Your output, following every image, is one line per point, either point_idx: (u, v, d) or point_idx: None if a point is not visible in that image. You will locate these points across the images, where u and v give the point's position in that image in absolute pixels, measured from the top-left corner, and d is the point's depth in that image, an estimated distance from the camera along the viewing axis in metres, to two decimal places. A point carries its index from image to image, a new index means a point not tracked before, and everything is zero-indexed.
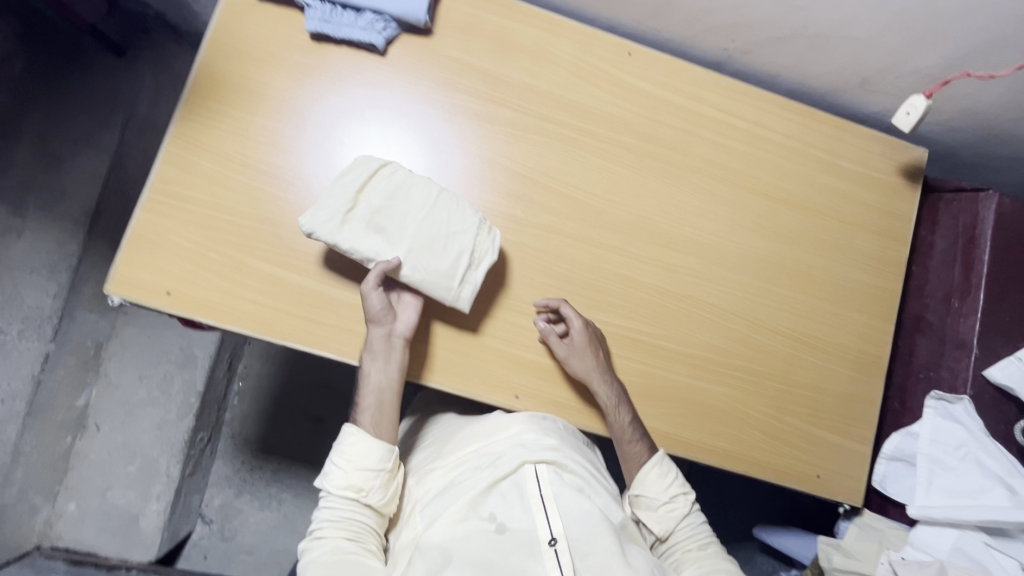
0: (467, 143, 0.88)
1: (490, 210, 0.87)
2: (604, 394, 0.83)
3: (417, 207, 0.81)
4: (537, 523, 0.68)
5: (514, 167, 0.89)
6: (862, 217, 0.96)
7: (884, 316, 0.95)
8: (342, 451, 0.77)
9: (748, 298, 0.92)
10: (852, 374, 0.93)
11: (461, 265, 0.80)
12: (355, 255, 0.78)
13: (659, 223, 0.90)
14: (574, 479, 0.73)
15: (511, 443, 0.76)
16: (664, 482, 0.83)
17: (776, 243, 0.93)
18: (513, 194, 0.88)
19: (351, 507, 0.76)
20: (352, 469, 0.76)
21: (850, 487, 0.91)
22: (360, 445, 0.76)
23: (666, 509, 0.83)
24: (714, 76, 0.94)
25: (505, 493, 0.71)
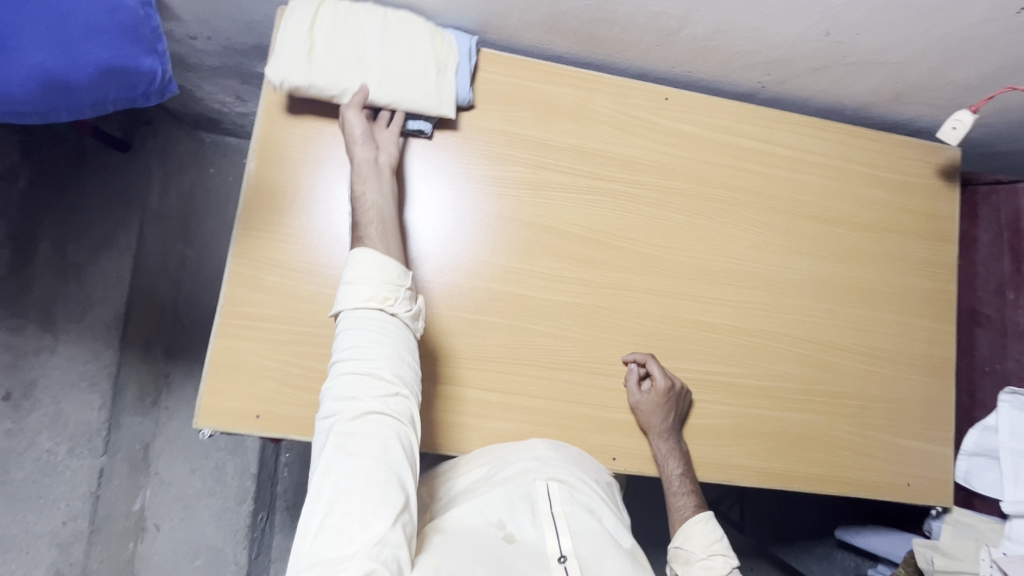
0: (523, 211, 0.88)
1: (557, 275, 0.88)
2: (660, 450, 0.84)
3: (371, 28, 0.78)
4: (545, 537, 0.72)
5: (572, 229, 0.89)
6: (909, 223, 0.98)
7: (944, 316, 0.97)
8: (360, 267, 0.69)
9: (816, 322, 0.93)
10: (925, 379, 0.95)
11: (432, 71, 0.79)
12: (328, 89, 0.77)
13: (720, 263, 0.92)
14: (584, 496, 0.77)
15: (526, 456, 0.80)
16: (709, 540, 0.80)
17: (834, 263, 0.95)
18: (576, 256, 0.89)
19: (375, 323, 0.67)
20: (375, 285, 0.68)
21: (939, 489, 0.93)
22: (374, 258, 0.70)
23: (703, 567, 0.79)
24: (750, 109, 0.95)
25: (517, 507, 0.74)
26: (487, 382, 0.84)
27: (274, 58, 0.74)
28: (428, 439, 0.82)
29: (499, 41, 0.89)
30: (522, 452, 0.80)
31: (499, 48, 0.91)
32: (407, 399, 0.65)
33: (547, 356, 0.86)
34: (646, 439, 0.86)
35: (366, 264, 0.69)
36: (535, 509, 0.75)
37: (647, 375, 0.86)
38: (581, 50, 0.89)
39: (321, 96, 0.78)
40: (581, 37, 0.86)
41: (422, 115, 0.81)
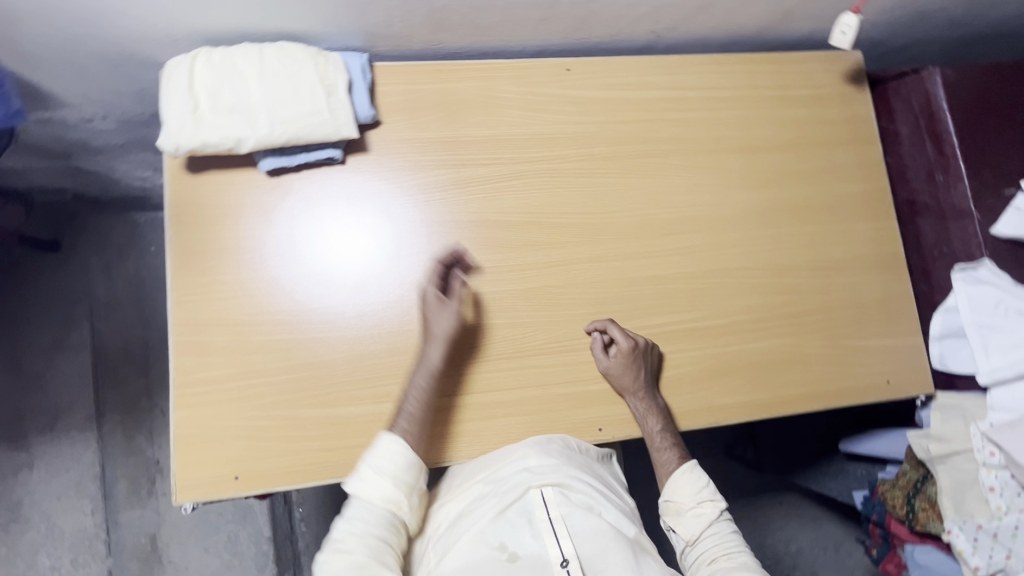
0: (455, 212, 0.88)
1: (503, 265, 0.88)
2: (638, 408, 0.85)
3: (248, 68, 0.76)
4: (549, 547, 0.71)
5: (507, 218, 0.89)
6: (830, 133, 1.00)
7: (883, 213, 0.99)
8: (377, 454, 0.74)
9: (764, 249, 0.95)
10: (880, 278, 0.97)
11: (321, 95, 0.78)
12: (225, 142, 0.76)
13: (658, 214, 0.93)
14: (580, 496, 0.77)
15: (517, 469, 0.79)
16: (697, 488, 0.83)
17: (768, 188, 0.96)
18: (518, 242, 0.89)
19: (382, 516, 0.72)
20: (392, 475, 0.73)
21: (918, 377, 0.96)
22: (404, 456, 0.74)
23: (695, 514, 0.82)
24: (651, 60, 0.96)
25: (514, 522, 0.73)
26: (459, 386, 0.84)
27: (163, 118, 0.74)
28: None
29: (390, 52, 0.89)
30: (512, 466, 0.79)
31: (393, 59, 0.91)
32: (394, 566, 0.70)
33: (512, 347, 0.86)
34: (624, 401, 0.86)
35: (384, 451, 0.74)
36: (534, 520, 0.74)
37: (611, 341, 0.87)
38: (472, 42, 0.90)
39: (223, 152, 0.77)
40: (468, 29, 0.86)
41: (325, 141, 0.80)
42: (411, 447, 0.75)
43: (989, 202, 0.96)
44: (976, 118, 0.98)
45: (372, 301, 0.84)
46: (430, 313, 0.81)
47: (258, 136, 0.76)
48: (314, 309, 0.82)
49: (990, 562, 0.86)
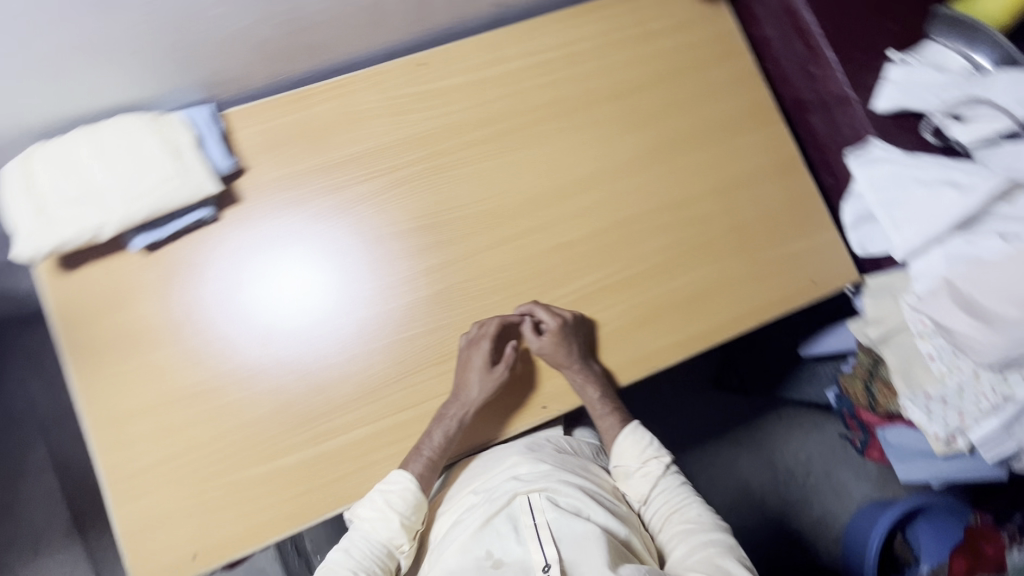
0: (377, 222, 0.88)
1: (421, 267, 0.88)
2: (575, 380, 0.86)
3: (86, 153, 0.74)
4: (532, 549, 0.74)
5: (418, 219, 0.89)
6: (699, 56, 1.00)
7: (769, 120, 1.00)
8: (389, 491, 0.78)
9: (661, 187, 0.94)
10: (781, 183, 0.97)
11: (169, 159, 0.76)
12: (83, 232, 0.74)
13: (549, 182, 0.92)
14: (570, 502, 0.81)
15: (506, 478, 0.86)
16: (641, 448, 0.89)
17: (650, 127, 0.96)
18: (430, 241, 0.89)
19: (380, 547, 0.80)
20: (399, 512, 0.79)
21: (843, 269, 0.96)
22: (414, 494, 0.78)
23: (641, 474, 0.88)
24: (501, 32, 0.95)
25: (500, 531, 0.78)
26: (396, 405, 0.83)
27: (13, 226, 0.72)
28: (366, 486, 0.81)
29: (237, 94, 0.87)
30: (502, 476, 0.86)
31: (244, 101, 0.89)
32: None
33: (439, 352, 0.86)
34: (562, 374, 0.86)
35: (398, 488, 0.78)
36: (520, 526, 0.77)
37: (541, 324, 0.86)
38: (316, 62, 0.88)
39: (86, 243, 0.75)
40: (304, 52, 0.84)
41: (189, 203, 0.78)
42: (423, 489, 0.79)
43: (866, 79, 0.95)
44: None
45: (342, 326, 0.85)
46: (472, 376, 0.82)
47: (116, 218, 0.74)
48: (230, 370, 0.81)
49: (947, 425, 0.87)
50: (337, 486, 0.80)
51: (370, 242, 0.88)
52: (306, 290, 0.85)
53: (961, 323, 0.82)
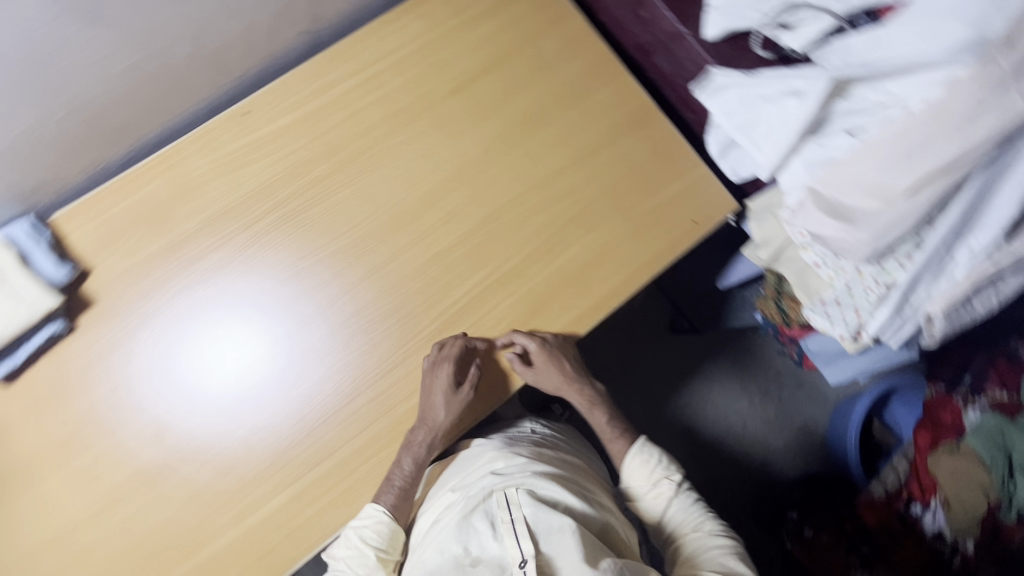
0: (280, 260, 0.87)
1: (326, 299, 0.86)
2: (580, 400, 0.95)
3: None
4: (504, 538, 0.77)
5: (314, 249, 0.87)
6: (528, 28, 0.97)
7: (614, 73, 0.98)
8: (363, 527, 0.79)
9: (522, 170, 0.93)
10: (639, 133, 0.97)
11: None
12: None
13: (409, 196, 0.90)
14: (545, 491, 0.86)
15: (485, 474, 0.92)
16: (648, 468, 0.92)
17: (496, 112, 0.94)
18: (329, 270, 0.87)
19: None
20: (375, 546, 0.80)
21: (719, 202, 0.96)
22: (388, 527, 0.80)
23: (652, 496, 0.92)
24: (318, 58, 0.92)
25: (477, 528, 0.79)
26: (310, 461, 0.82)
27: None
28: (298, 552, 0.79)
29: (62, 195, 0.84)
30: (480, 473, 0.93)
31: (74, 199, 0.86)
32: None
33: (339, 397, 0.84)
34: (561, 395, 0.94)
35: (372, 524, 0.79)
36: (495, 517, 0.81)
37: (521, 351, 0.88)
38: (134, 141, 0.85)
39: None
40: (113, 135, 0.81)
41: (29, 324, 0.75)
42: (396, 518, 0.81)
43: (691, 11, 0.94)
44: None
45: (274, 369, 0.84)
46: (438, 399, 0.82)
47: None
48: (130, 474, 0.79)
49: (847, 325, 0.90)
50: (269, 559, 0.78)
51: (260, 291, 0.86)
52: (231, 346, 0.84)
53: (829, 228, 0.83)
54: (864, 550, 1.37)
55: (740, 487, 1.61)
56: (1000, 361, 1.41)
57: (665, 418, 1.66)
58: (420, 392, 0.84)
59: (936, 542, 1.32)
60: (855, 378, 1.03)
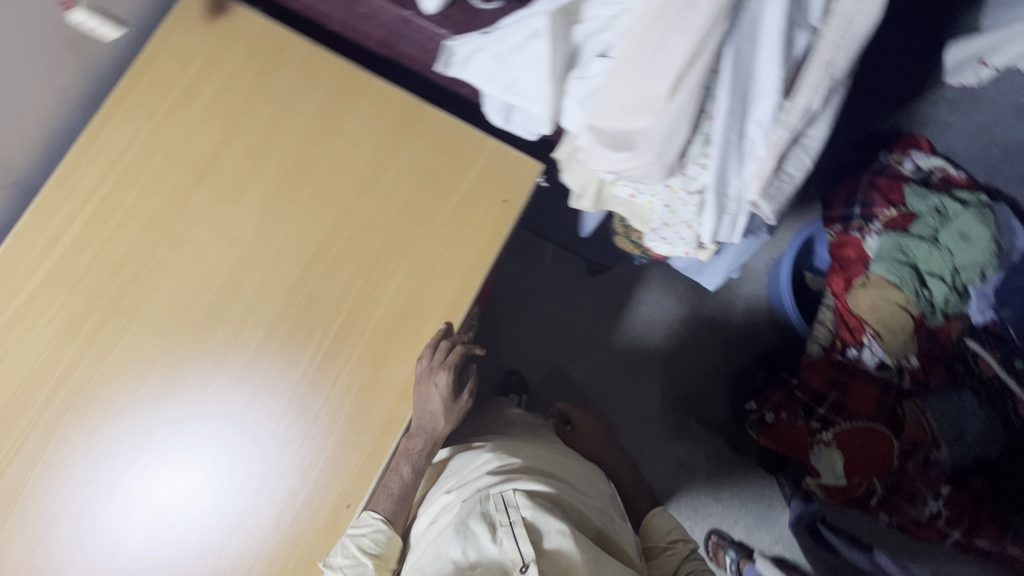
0: (101, 415, 0.78)
1: (163, 437, 0.79)
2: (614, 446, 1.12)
3: None
4: (504, 540, 0.76)
5: (128, 392, 0.79)
6: (250, 76, 0.88)
7: (361, 85, 0.90)
8: (361, 536, 0.78)
9: (306, 227, 0.85)
10: (412, 136, 0.89)
11: None
12: None
13: (197, 307, 0.82)
14: (542, 491, 0.87)
15: (480, 471, 0.92)
16: (670, 527, 1.06)
17: (252, 179, 0.86)
18: (153, 406, 0.79)
19: None
20: (373, 555, 0.78)
21: (521, 173, 0.90)
22: (387, 534, 0.80)
23: (667, 552, 1.03)
24: (34, 206, 0.81)
25: (474, 527, 0.79)
26: None
27: None
28: None
29: None
30: (477, 470, 0.93)
31: None
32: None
33: (215, 544, 0.78)
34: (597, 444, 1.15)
35: (373, 530, 0.79)
36: (494, 513, 0.80)
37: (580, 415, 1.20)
38: None
39: None
40: None
41: None
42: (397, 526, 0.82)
43: None
44: None
45: (143, 527, 0.77)
46: (438, 406, 0.82)
47: None
48: None
49: (689, 240, 0.87)
50: None
51: (112, 442, 0.78)
52: (88, 523, 0.77)
53: (619, 162, 0.78)
54: (820, 412, 1.37)
55: (713, 392, 1.68)
56: (878, 178, 1.47)
57: (622, 353, 1.71)
58: (415, 395, 0.82)
59: (881, 375, 1.38)
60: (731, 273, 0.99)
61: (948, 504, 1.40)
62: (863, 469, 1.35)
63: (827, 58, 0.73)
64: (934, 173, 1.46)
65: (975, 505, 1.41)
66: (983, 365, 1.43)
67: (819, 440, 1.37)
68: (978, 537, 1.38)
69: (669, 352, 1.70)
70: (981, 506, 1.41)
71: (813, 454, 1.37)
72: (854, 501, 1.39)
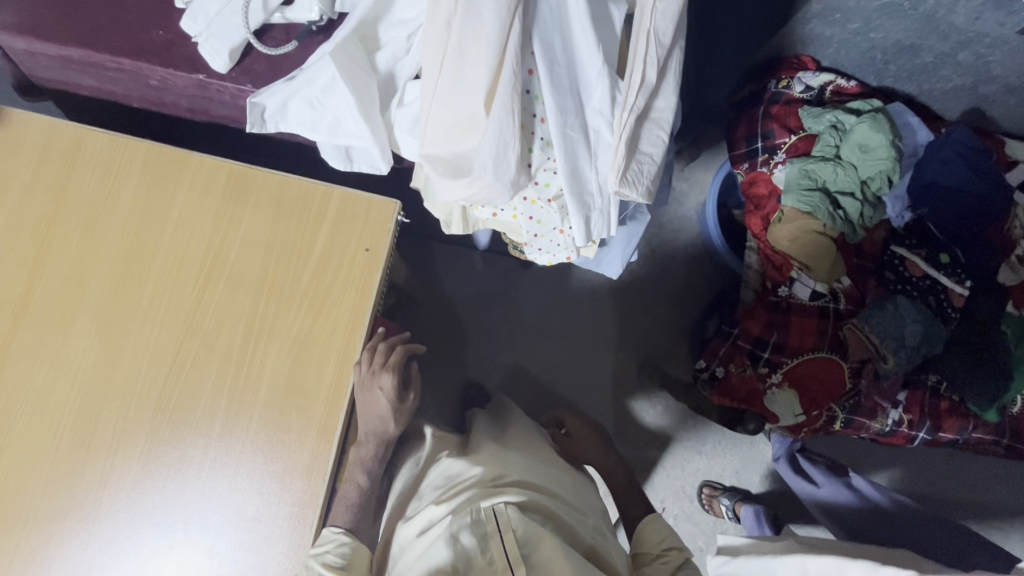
0: None
1: None
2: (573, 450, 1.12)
3: None
4: (493, 549, 0.68)
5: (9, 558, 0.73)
6: (48, 184, 0.78)
7: (175, 163, 0.81)
8: (324, 553, 0.73)
9: (154, 335, 0.78)
10: (247, 206, 0.81)
11: None
12: None
13: (58, 451, 0.75)
14: (535, 504, 0.79)
15: (470, 482, 0.85)
16: (663, 535, 0.94)
17: (81, 299, 0.77)
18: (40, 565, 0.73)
19: None
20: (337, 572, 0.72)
21: (377, 217, 0.82)
22: (353, 547, 0.74)
23: (660, 561, 0.90)
24: None
25: (461, 535, 0.69)
26: None
27: None
28: None
29: None
30: (466, 481, 0.85)
31: None
32: None
33: None
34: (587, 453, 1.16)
35: (338, 545, 0.74)
36: (484, 517, 0.71)
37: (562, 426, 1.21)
38: None
39: None
40: None
41: None
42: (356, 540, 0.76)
43: (190, 48, 0.76)
44: (77, 13, 0.75)
45: None
46: (384, 408, 0.81)
47: None
48: None
49: (566, 244, 0.81)
50: None
51: None
52: None
53: (463, 190, 0.69)
54: (765, 356, 1.36)
55: (673, 353, 1.64)
56: (772, 108, 1.43)
57: (574, 338, 1.64)
58: (360, 401, 0.81)
59: (816, 303, 1.36)
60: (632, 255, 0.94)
61: (908, 410, 1.43)
62: (820, 400, 1.34)
63: (647, 25, 0.69)
64: (824, 90, 1.44)
65: (932, 404, 1.44)
66: (911, 267, 1.44)
67: (770, 383, 1.36)
68: (941, 431, 1.44)
69: (620, 323, 1.65)
70: (939, 400, 1.45)
71: (768, 399, 1.37)
72: (819, 429, 1.42)
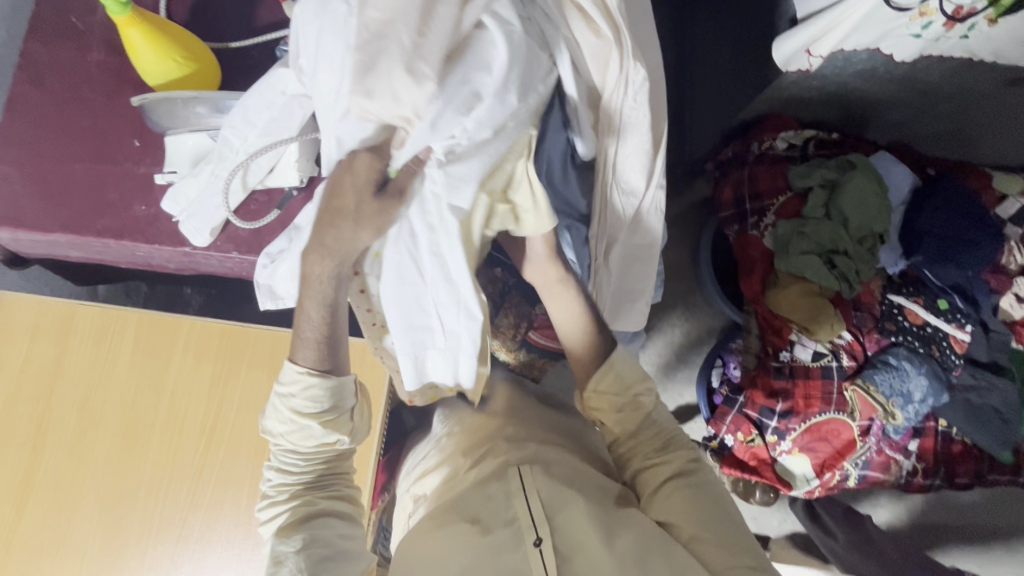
0: None
1: None
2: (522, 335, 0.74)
3: None
4: (516, 506, 0.65)
5: None
6: (43, 364, 0.79)
7: (169, 326, 0.81)
8: (292, 396, 0.66)
9: (162, 506, 0.77)
10: (245, 363, 0.81)
11: None
12: None
13: None
14: (561, 462, 0.72)
15: (499, 435, 0.78)
16: (623, 380, 0.75)
17: (83, 479, 0.77)
18: None
19: (302, 435, 0.67)
20: (315, 415, 0.67)
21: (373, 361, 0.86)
22: (323, 388, 0.66)
23: (628, 408, 0.75)
24: None
25: (489, 494, 0.67)
26: None
27: None
28: None
29: None
30: (490, 436, 0.79)
31: None
32: (289, 484, 0.68)
33: None
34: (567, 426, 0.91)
35: (307, 387, 0.66)
36: (510, 473, 0.69)
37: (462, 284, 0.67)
38: None
39: None
40: None
41: None
42: (332, 369, 0.67)
43: (173, 223, 0.76)
44: (54, 198, 0.75)
45: None
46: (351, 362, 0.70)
47: None
48: None
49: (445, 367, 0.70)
50: None
51: None
52: None
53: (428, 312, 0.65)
54: (772, 425, 1.32)
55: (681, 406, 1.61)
56: (759, 168, 1.40)
57: None
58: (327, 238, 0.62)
59: (818, 365, 1.32)
60: (569, 226, 0.72)
61: (921, 458, 1.39)
62: (830, 462, 1.33)
63: (612, 177, 0.65)
64: (808, 145, 1.41)
65: (945, 448, 1.39)
66: (911, 316, 1.37)
67: (779, 451, 1.34)
68: (956, 476, 1.39)
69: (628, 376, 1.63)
70: (951, 445, 1.40)
71: (779, 466, 1.36)
72: (834, 488, 1.40)
